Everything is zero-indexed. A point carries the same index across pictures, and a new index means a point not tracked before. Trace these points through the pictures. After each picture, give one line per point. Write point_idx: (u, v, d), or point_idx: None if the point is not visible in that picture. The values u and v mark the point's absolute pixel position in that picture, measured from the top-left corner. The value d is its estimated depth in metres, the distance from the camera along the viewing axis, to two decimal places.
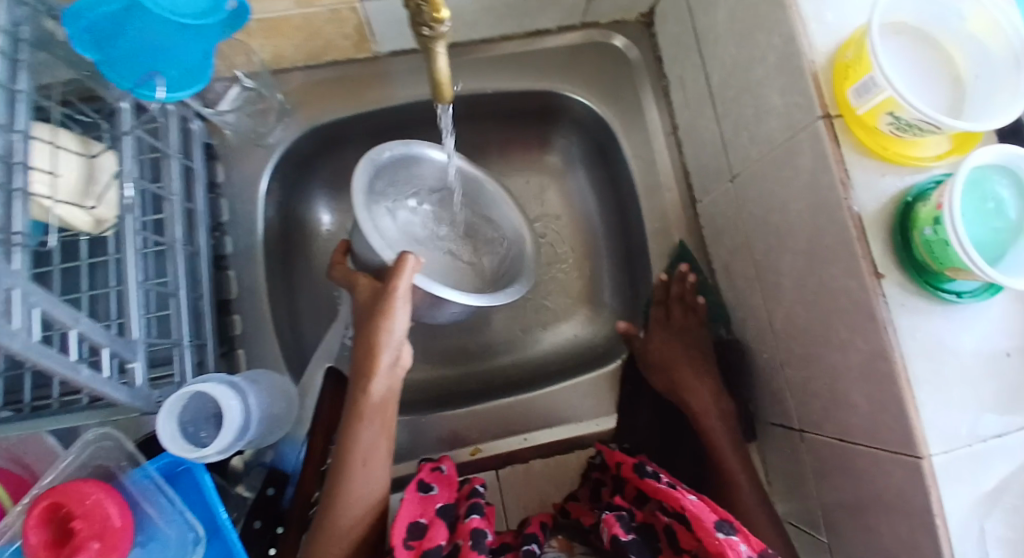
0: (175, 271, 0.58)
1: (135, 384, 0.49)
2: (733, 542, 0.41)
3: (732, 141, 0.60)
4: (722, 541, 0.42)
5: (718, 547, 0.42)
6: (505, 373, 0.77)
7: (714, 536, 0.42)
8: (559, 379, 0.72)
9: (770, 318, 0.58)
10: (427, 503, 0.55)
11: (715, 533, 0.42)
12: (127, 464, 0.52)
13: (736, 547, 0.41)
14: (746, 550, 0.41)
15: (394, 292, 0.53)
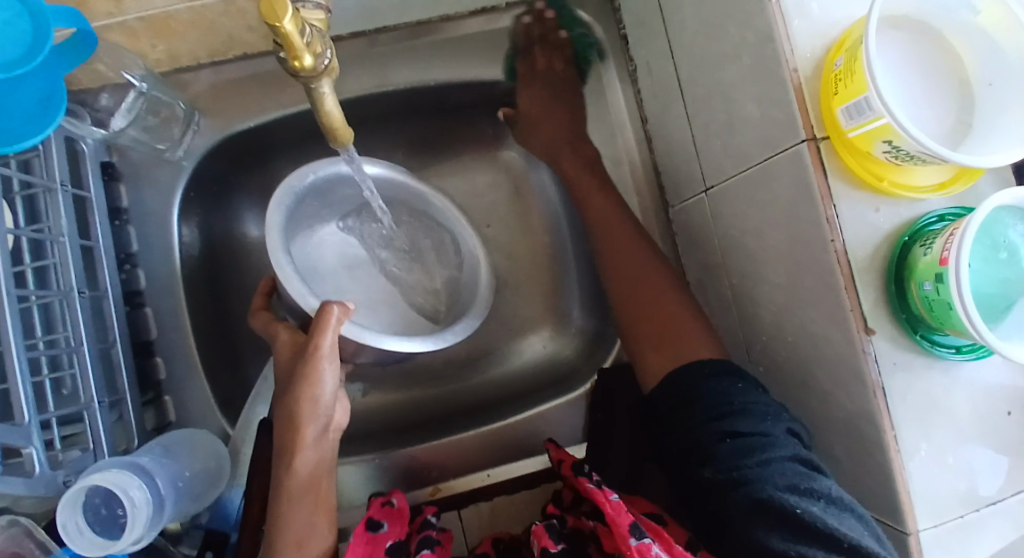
0: (75, 325, 0.49)
1: (36, 473, 0.42)
2: (644, 547, 0.43)
3: (706, 147, 0.52)
4: (634, 547, 0.43)
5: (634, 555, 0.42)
6: (466, 398, 0.72)
7: (627, 543, 0.43)
8: (525, 403, 0.67)
9: (748, 346, 0.54)
10: (378, 543, 0.52)
11: (628, 540, 0.43)
12: (40, 555, 0.45)
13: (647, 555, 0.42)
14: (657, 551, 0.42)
15: (315, 349, 0.44)
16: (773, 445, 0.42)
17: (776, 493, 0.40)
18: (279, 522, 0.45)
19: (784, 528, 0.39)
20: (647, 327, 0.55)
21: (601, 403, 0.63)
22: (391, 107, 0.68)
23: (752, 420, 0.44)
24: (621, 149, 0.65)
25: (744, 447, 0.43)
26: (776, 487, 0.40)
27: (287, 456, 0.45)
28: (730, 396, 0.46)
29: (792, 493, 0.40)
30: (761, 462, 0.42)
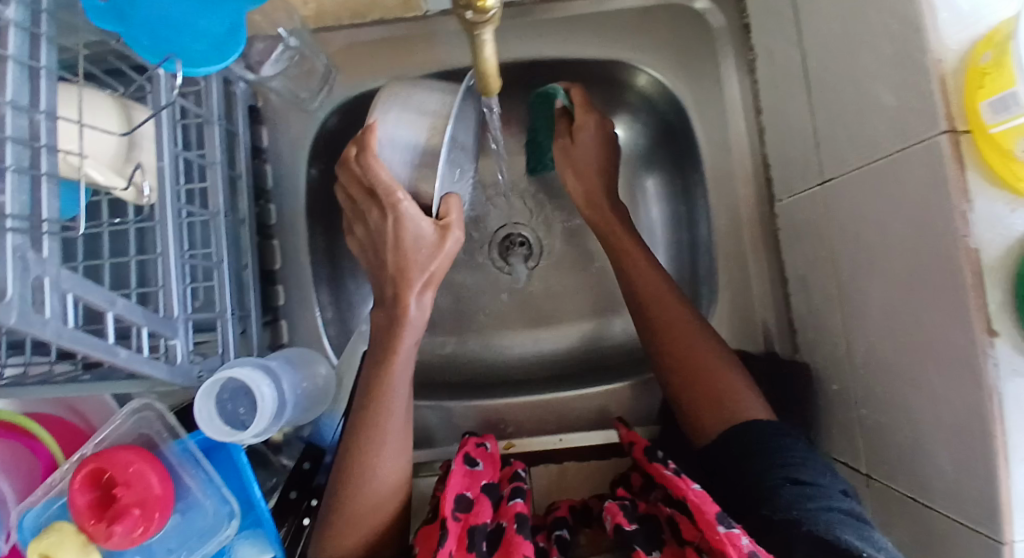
0: (218, 242, 0.55)
1: (176, 362, 0.48)
2: (734, 536, 0.41)
3: (829, 138, 0.51)
4: (723, 535, 0.41)
5: (719, 541, 0.41)
6: (541, 366, 0.74)
7: (715, 530, 0.41)
8: (603, 381, 0.69)
9: (848, 348, 0.52)
10: (475, 479, 0.55)
11: (716, 527, 0.41)
12: (167, 435, 0.51)
13: (736, 542, 0.40)
14: (748, 543, 0.40)
15: (454, 230, 0.53)
16: (831, 496, 0.44)
17: (840, 535, 0.40)
18: (373, 422, 0.53)
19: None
20: (681, 369, 0.58)
21: None
22: (504, 79, 0.71)
23: (809, 470, 0.46)
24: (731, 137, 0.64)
25: (803, 493, 0.44)
26: (840, 530, 0.40)
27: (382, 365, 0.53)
28: (789, 451, 0.48)
29: (856, 537, 0.40)
30: (821, 507, 0.42)
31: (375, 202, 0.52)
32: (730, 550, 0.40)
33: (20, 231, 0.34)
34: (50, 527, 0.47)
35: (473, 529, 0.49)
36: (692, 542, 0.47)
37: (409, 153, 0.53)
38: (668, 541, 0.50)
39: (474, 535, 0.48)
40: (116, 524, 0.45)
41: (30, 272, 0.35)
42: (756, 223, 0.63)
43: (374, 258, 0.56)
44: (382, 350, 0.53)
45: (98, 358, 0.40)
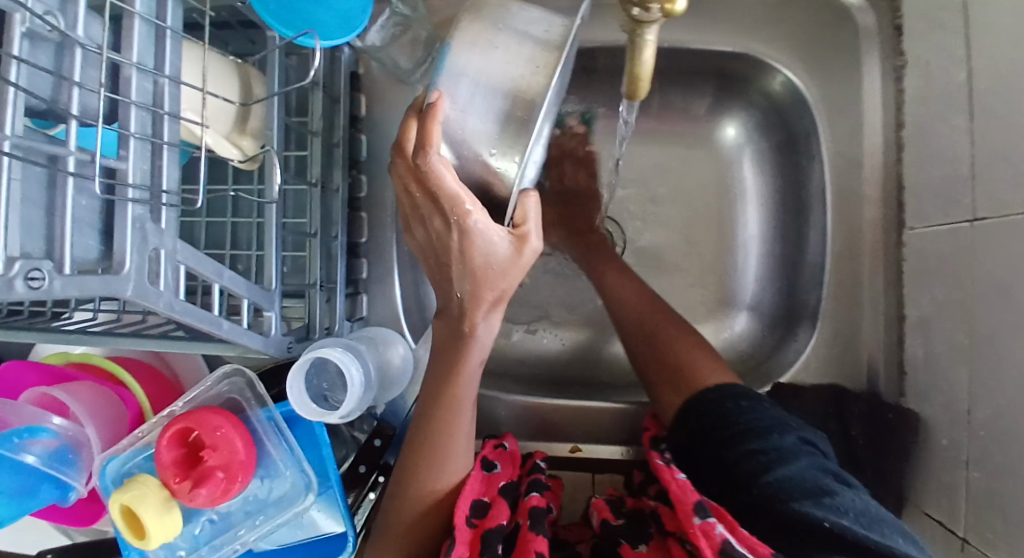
0: (315, 214, 0.56)
1: (270, 334, 0.49)
2: (709, 527, 0.40)
3: (987, 171, 0.45)
4: (698, 527, 0.41)
5: (694, 532, 0.41)
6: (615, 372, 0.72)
7: (690, 521, 0.41)
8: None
9: (972, 405, 0.47)
10: (492, 482, 0.55)
11: (692, 516, 0.42)
12: (255, 403, 0.52)
13: (710, 531, 0.40)
14: (723, 533, 0.40)
15: (532, 242, 0.48)
16: (779, 457, 0.45)
17: (797, 505, 0.42)
18: (447, 430, 0.54)
19: (819, 542, 0.41)
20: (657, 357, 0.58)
21: None
22: (610, 63, 0.66)
23: (766, 436, 0.47)
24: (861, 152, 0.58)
25: (763, 460, 0.46)
26: (800, 501, 0.42)
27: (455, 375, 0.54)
28: (737, 415, 0.49)
29: (815, 506, 0.42)
30: (782, 476, 0.44)
31: (438, 209, 0.44)
32: (701, 541, 0.40)
33: (142, 202, 0.34)
34: (133, 480, 0.49)
35: (486, 533, 0.49)
36: (677, 533, 0.46)
37: (488, 146, 0.44)
38: (656, 533, 0.48)
39: (485, 539, 0.48)
40: (201, 486, 0.46)
41: (146, 246, 0.34)
42: (877, 249, 0.58)
43: (429, 256, 0.49)
44: (457, 342, 0.52)
45: (205, 329, 0.41)
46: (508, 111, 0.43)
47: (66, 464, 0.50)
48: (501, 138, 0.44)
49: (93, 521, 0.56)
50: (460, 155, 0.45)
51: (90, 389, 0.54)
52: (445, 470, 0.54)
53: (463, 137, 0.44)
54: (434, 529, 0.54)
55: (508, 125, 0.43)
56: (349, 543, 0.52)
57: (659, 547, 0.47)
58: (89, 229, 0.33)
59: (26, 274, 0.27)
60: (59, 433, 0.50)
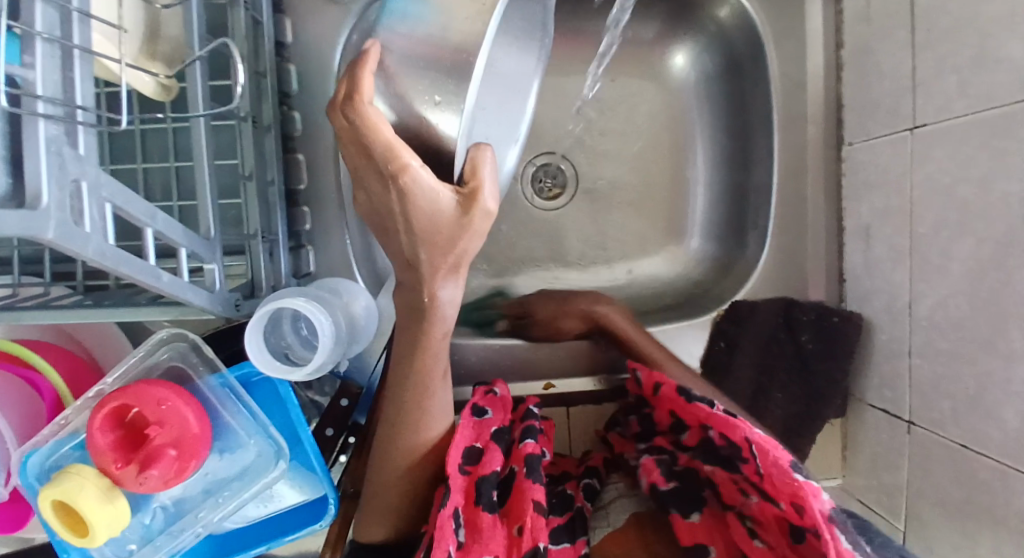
0: (247, 152, 0.49)
1: (215, 290, 0.44)
2: (811, 484, 0.39)
3: (928, 82, 0.49)
4: (799, 482, 0.39)
5: (798, 489, 0.39)
6: None
7: (791, 477, 0.39)
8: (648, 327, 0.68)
9: (914, 300, 0.52)
10: (483, 428, 0.52)
11: (791, 474, 0.39)
12: (205, 369, 0.47)
13: (817, 494, 0.39)
14: (825, 497, 0.39)
15: (484, 201, 0.41)
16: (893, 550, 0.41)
17: None
18: (416, 416, 0.49)
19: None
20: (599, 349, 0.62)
21: (729, 334, 0.64)
22: None
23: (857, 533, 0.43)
24: (806, 75, 0.61)
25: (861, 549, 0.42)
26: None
27: (419, 355, 0.48)
28: None
29: None
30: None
31: (370, 166, 0.37)
32: (812, 502, 0.38)
33: (57, 119, 0.27)
34: (65, 470, 0.41)
35: (481, 481, 0.47)
36: (735, 506, 0.47)
37: (427, 92, 0.40)
38: (709, 499, 0.50)
39: (480, 486, 0.47)
40: (152, 467, 0.40)
41: (68, 176, 0.28)
42: (820, 166, 0.62)
43: (375, 223, 0.43)
44: (420, 310, 0.45)
45: (144, 281, 0.34)
46: (442, 58, 0.39)
47: None
48: (442, 82, 0.40)
49: (19, 527, 0.51)
50: (399, 110, 0.40)
51: None
52: (417, 453, 0.50)
53: (399, 85, 0.40)
54: (420, 484, 0.50)
55: (448, 70, 0.39)
56: (332, 502, 0.49)
57: (715, 516, 0.49)
58: None
59: None
60: None
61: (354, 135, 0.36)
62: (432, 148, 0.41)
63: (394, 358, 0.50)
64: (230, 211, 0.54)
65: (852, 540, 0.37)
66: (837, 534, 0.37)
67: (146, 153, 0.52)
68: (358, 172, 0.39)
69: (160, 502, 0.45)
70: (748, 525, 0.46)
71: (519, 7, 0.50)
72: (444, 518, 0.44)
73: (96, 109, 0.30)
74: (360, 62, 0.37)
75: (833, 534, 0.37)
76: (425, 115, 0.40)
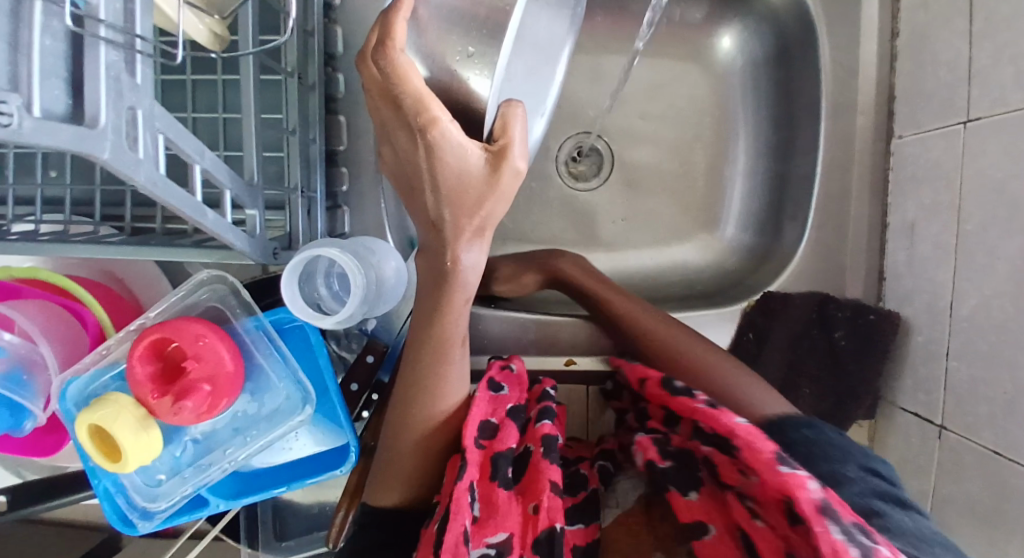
0: (292, 107, 0.51)
1: (254, 236, 0.45)
2: (798, 476, 0.37)
3: (986, 72, 0.47)
4: (787, 476, 0.37)
5: (784, 481, 0.37)
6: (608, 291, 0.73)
7: (777, 472, 0.38)
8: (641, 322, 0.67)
9: (956, 300, 0.51)
10: (499, 404, 0.52)
11: (778, 468, 0.38)
12: (241, 312, 0.48)
13: (805, 485, 0.37)
14: (815, 486, 0.37)
15: (513, 159, 0.41)
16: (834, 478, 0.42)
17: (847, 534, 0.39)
18: (432, 379, 0.48)
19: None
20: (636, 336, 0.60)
21: (759, 324, 0.63)
22: None
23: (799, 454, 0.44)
24: (858, 64, 0.60)
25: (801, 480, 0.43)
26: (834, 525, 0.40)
27: (438, 317, 0.46)
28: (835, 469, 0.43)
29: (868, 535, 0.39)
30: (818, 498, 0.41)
31: (399, 120, 0.37)
32: (799, 493, 0.36)
33: (117, 45, 0.29)
34: (102, 398, 0.43)
35: (497, 457, 0.47)
36: (734, 486, 0.44)
37: (461, 43, 0.40)
38: (706, 478, 0.48)
39: (497, 463, 0.47)
40: (186, 399, 0.42)
41: (125, 102, 0.29)
42: (866, 160, 0.61)
43: (403, 183, 0.42)
44: (442, 276, 0.44)
45: (189, 216, 0.36)
46: (476, 13, 0.40)
47: (18, 386, 0.46)
48: (476, 35, 0.40)
49: (51, 453, 0.53)
50: (433, 65, 0.40)
51: (37, 305, 0.48)
52: (435, 416, 0.49)
53: (434, 38, 0.40)
54: (434, 454, 0.50)
55: (483, 23, 0.40)
56: (352, 451, 0.50)
57: (712, 497, 0.47)
58: (55, 77, 0.27)
59: None
60: (7, 351, 0.46)
61: (383, 87, 0.36)
62: (462, 106, 0.41)
63: (410, 326, 0.49)
64: (271, 166, 0.55)
65: (848, 530, 0.35)
66: (827, 524, 0.35)
67: (195, 104, 0.54)
68: (387, 132, 0.38)
69: (191, 436, 0.47)
70: (749, 505, 0.43)
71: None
72: (461, 490, 0.44)
73: (155, 41, 0.31)
74: (393, 7, 0.35)
75: (823, 526, 0.35)
76: (457, 70, 0.40)
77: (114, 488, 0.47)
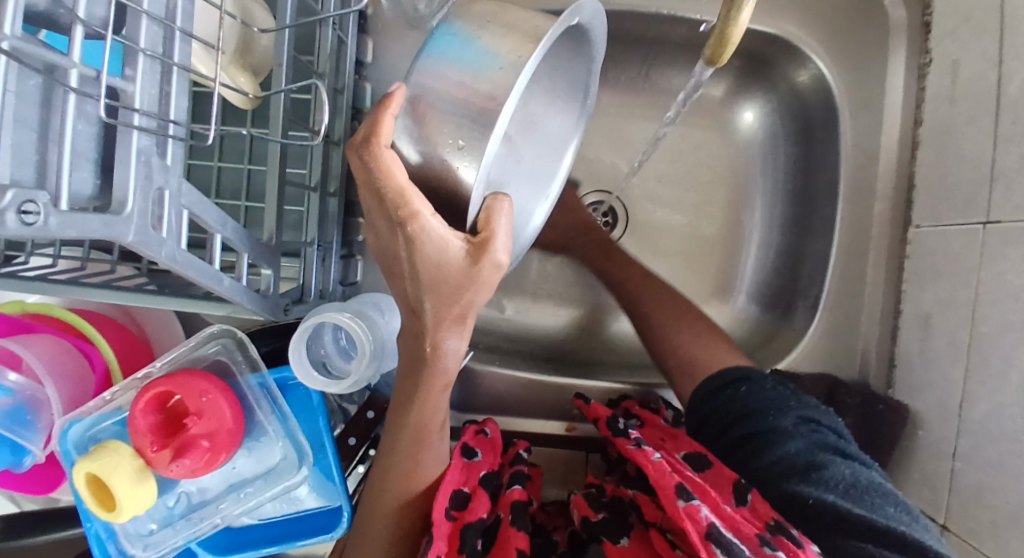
0: (315, 163, 0.51)
1: (268, 294, 0.45)
2: (693, 509, 0.41)
3: (1010, 175, 0.47)
4: (682, 509, 0.41)
5: (678, 515, 0.41)
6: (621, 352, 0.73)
7: (674, 505, 0.42)
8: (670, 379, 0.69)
9: (966, 400, 0.50)
10: (471, 472, 0.50)
11: (676, 501, 0.42)
12: (246, 368, 0.49)
13: (695, 515, 0.41)
14: (707, 514, 0.41)
15: (496, 253, 0.39)
16: (785, 442, 0.50)
17: (790, 485, 0.48)
18: (410, 460, 0.47)
19: (820, 518, 0.46)
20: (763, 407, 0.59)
21: None
22: (632, 30, 0.65)
23: (764, 420, 0.52)
24: (878, 149, 0.60)
25: (762, 443, 0.51)
26: (792, 481, 0.48)
27: (417, 402, 0.46)
28: (741, 399, 0.54)
29: (806, 483, 0.47)
30: (777, 458, 0.49)
31: (381, 210, 0.36)
32: (687, 525, 0.40)
33: (150, 131, 0.29)
34: (100, 447, 0.43)
35: (466, 528, 0.45)
36: (655, 523, 0.47)
37: (452, 134, 0.36)
38: (635, 524, 0.50)
39: (465, 535, 0.45)
40: (185, 455, 0.42)
41: (154, 184, 0.30)
42: (884, 245, 0.60)
43: (385, 263, 0.41)
44: (421, 360, 0.44)
45: (207, 285, 0.37)
46: (473, 104, 0.36)
47: (20, 425, 0.47)
48: (468, 126, 0.36)
49: (50, 489, 0.54)
50: (424, 150, 0.38)
51: (48, 340, 0.48)
52: (417, 494, 0.48)
53: (431, 126, 0.37)
54: (415, 536, 0.49)
55: (475, 115, 0.35)
56: (346, 514, 0.49)
57: (640, 539, 0.48)
58: (87, 162, 0.28)
59: (20, 207, 0.23)
60: (15, 391, 0.46)
61: (366, 179, 0.35)
62: (451, 193, 0.38)
63: (391, 404, 0.48)
64: (291, 215, 0.55)
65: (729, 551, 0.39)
66: (712, 549, 0.39)
67: (222, 153, 0.55)
68: (374, 223, 0.39)
69: (185, 489, 0.47)
70: (669, 538, 0.46)
71: (555, 63, 0.49)
72: None
73: (187, 123, 0.32)
74: (382, 103, 0.36)
75: (709, 551, 0.39)
76: (448, 160, 0.37)
77: (105, 532, 0.47)
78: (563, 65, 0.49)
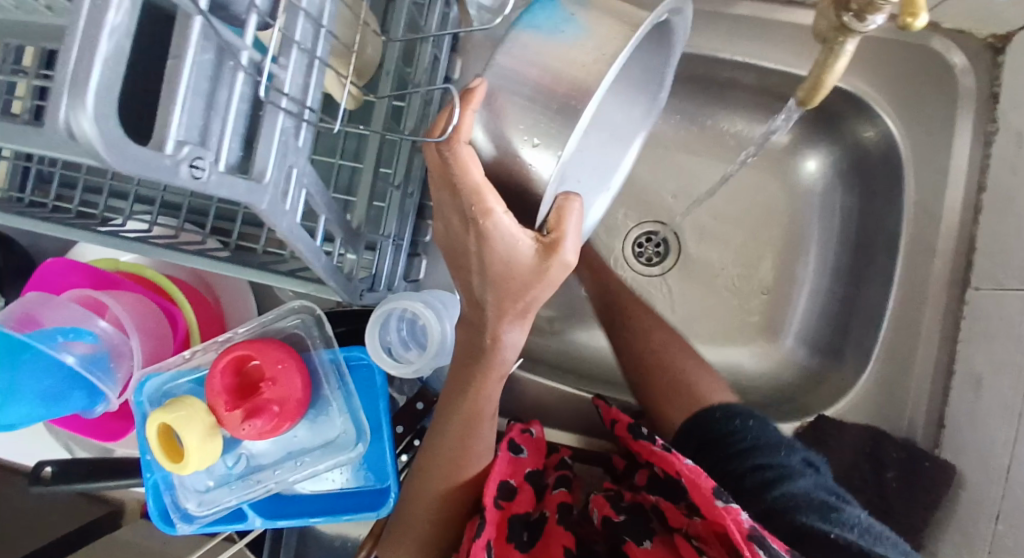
0: (401, 164, 0.55)
1: (350, 281, 0.49)
2: (732, 509, 0.42)
3: None
4: (722, 508, 0.43)
5: (718, 514, 0.43)
6: None
7: (713, 504, 0.43)
8: None
9: (1017, 463, 0.50)
10: (519, 466, 0.52)
11: (715, 501, 0.43)
12: (319, 343, 0.52)
13: (737, 516, 0.42)
14: (746, 517, 0.42)
15: (564, 253, 0.40)
16: (793, 481, 0.50)
17: (805, 518, 0.47)
18: (463, 446, 0.50)
19: None
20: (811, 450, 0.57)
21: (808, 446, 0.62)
22: (705, 72, 0.69)
23: (773, 455, 0.53)
24: (940, 209, 0.61)
25: (772, 476, 0.51)
26: (806, 515, 0.47)
27: (472, 389, 0.48)
28: (743, 432, 0.55)
29: (821, 519, 0.47)
30: (784, 492, 0.50)
31: (454, 205, 0.37)
32: (730, 524, 0.42)
33: (292, 114, 0.33)
34: (179, 400, 0.46)
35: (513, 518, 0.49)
36: (681, 528, 0.49)
37: (528, 131, 0.37)
38: (657, 529, 0.52)
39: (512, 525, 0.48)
40: (256, 417, 0.45)
41: (287, 162, 0.34)
42: (939, 302, 0.61)
43: (450, 256, 0.43)
44: (481, 350, 0.46)
45: (307, 259, 0.40)
46: (552, 94, 0.36)
47: (103, 371, 0.49)
48: (545, 119, 0.37)
49: (112, 439, 0.57)
50: (497, 142, 0.38)
51: (133, 297, 0.53)
52: (463, 482, 0.51)
53: (506, 117, 0.38)
54: (459, 517, 0.52)
55: (554, 112, 0.36)
56: (392, 495, 0.51)
57: (665, 544, 0.51)
58: (236, 134, 0.32)
59: (192, 162, 0.26)
60: (102, 338, 0.49)
61: (443, 172, 0.36)
62: (521, 190, 0.40)
63: (446, 390, 0.50)
64: None
65: (772, 552, 0.41)
66: (756, 550, 0.41)
67: None
68: (445, 217, 0.39)
69: (246, 451, 0.50)
70: (694, 543, 0.48)
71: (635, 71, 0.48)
72: (478, 547, 0.45)
73: (319, 111, 0.36)
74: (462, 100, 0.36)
75: (753, 550, 0.41)
76: (520, 155, 0.38)
77: (163, 485, 0.50)
78: (639, 71, 0.48)
